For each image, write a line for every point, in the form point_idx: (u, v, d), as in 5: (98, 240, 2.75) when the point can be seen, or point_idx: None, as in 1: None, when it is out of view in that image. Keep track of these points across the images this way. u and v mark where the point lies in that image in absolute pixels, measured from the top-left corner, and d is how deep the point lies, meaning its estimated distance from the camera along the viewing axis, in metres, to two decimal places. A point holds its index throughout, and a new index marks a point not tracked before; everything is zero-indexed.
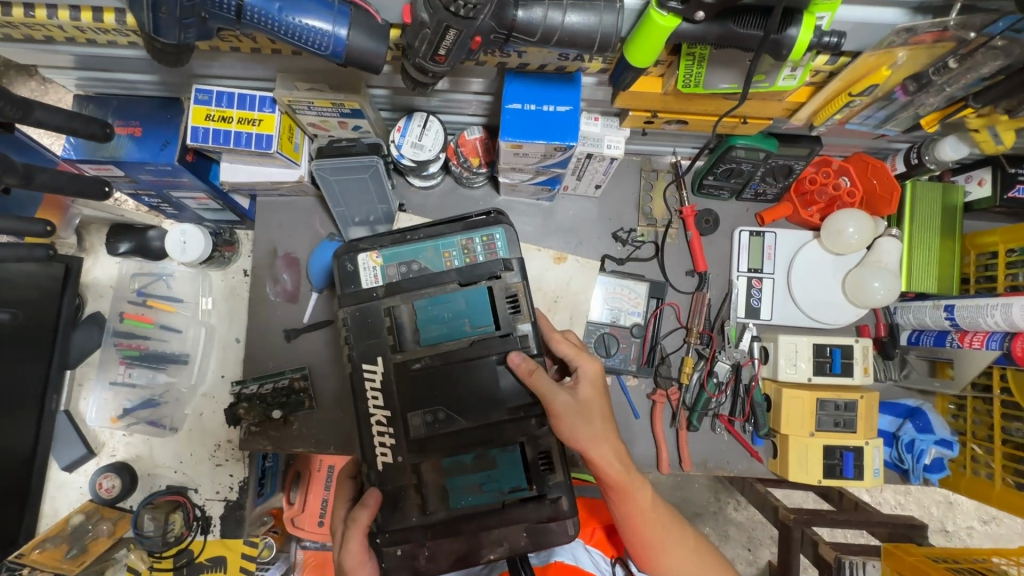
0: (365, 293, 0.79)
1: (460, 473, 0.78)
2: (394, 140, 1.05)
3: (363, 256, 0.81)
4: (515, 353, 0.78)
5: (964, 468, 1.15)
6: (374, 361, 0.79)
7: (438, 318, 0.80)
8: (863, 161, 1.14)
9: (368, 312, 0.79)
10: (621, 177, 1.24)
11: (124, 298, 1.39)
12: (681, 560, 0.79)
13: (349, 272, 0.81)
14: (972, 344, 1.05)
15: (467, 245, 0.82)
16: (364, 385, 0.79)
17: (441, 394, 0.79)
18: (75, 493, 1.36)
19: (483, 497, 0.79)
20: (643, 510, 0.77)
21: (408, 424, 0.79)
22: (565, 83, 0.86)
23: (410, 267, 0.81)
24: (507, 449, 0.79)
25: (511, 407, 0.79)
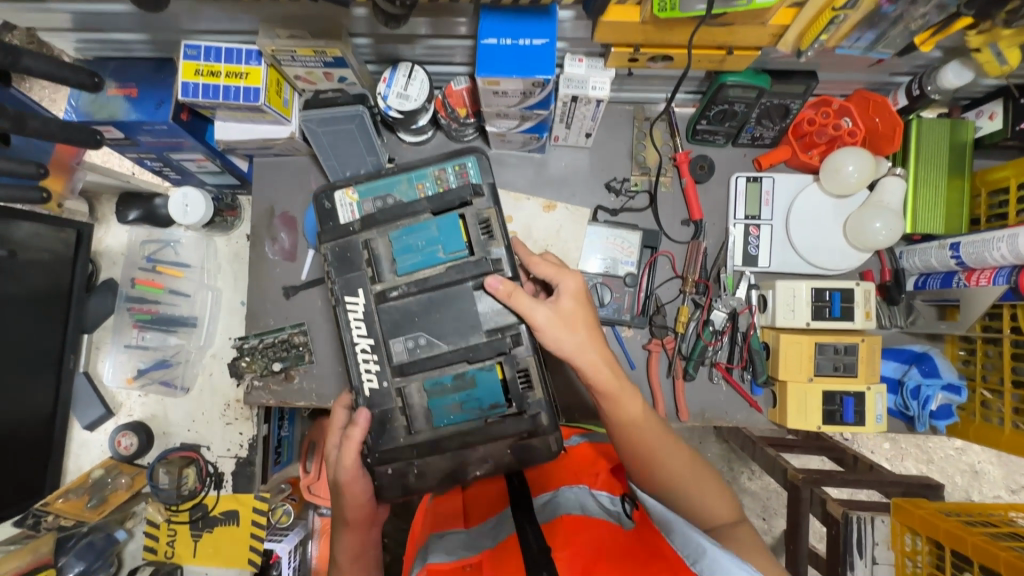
0: (342, 228, 0.85)
1: (441, 395, 0.84)
2: (380, 92, 1.06)
3: (339, 194, 0.86)
4: (492, 277, 0.81)
5: (974, 416, 1.11)
6: (355, 294, 0.85)
7: (412, 246, 0.84)
8: (864, 99, 1.09)
9: (346, 246, 0.85)
10: (614, 127, 1.22)
11: (135, 265, 1.45)
12: (674, 469, 0.84)
13: (328, 209, 0.86)
14: (978, 283, 1.02)
15: (440, 176, 0.86)
16: (348, 317, 0.85)
17: (420, 321, 0.84)
18: (97, 450, 1.44)
19: (464, 416, 0.84)
20: (634, 418, 0.82)
21: (391, 350, 0.85)
22: (541, 16, 0.86)
23: (385, 200, 0.86)
24: (484, 368, 0.84)
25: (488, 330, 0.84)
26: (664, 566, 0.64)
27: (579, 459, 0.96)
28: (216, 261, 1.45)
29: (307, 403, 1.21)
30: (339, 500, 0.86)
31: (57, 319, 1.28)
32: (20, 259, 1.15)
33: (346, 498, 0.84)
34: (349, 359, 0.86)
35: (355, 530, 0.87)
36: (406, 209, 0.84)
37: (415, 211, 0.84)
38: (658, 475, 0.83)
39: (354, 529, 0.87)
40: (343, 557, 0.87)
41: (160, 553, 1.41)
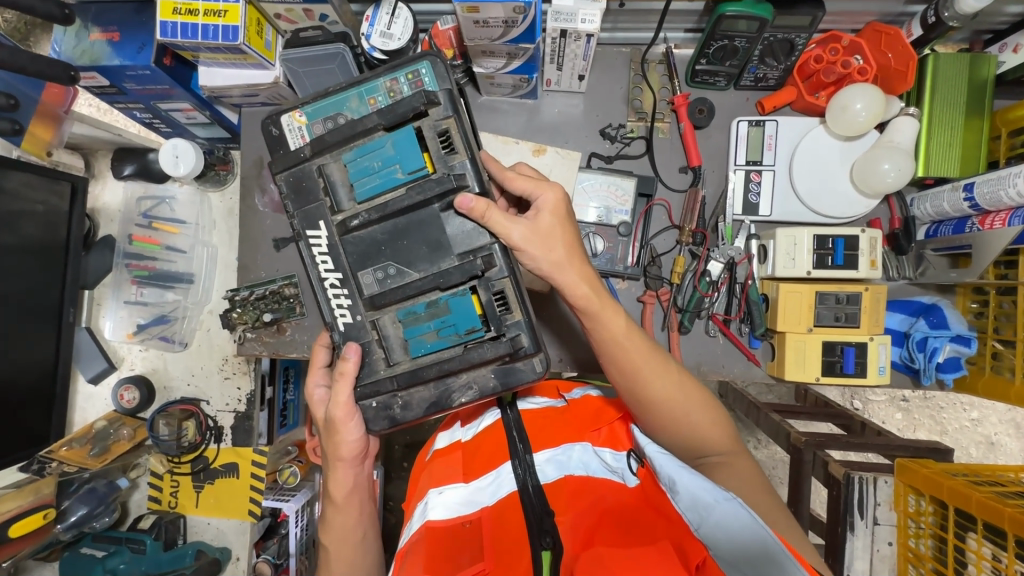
0: (294, 155, 0.85)
1: (416, 324, 0.85)
2: (363, 31, 1.02)
3: (287, 118, 0.86)
4: (465, 196, 0.79)
5: (984, 367, 1.06)
6: (317, 226, 0.86)
7: (368, 168, 0.83)
8: (876, 33, 1.02)
9: (301, 174, 0.85)
10: (609, 70, 1.17)
11: (132, 221, 1.44)
12: (665, 392, 0.82)
13: (278, 138, 0.87)
14: (992, 226, 0.96)
15: (393, 86, 0.85)
16: (314, 254, 0.86)
17: (387, 249, 0.85)
18: (101, 403, 1.47)
19: (442, 342, 0.85)
20: (619, 337, 0.82)
21: (361, 282, 0.86)
22: None
23: (336, 120, 0.86)
24: (457, 294, 0.83)
25: (458, 254, 0.84)
26: (665, 530, 0.72)
27: (582, 411, 0.96)
28: (211, 217, 1.45)
29: (299, 354, 1.21)
30: (330, 437, 0.85)
31: (55, 273, 1.29)
32: (12, 209, 1.16)
33: (338, 435, 0.84)
34: (321, 296, 0.87)
35: (346, 466, 0.86)
36: (357, 126, 0.84)
37: (367, 127, 0.83)
38: (648, 398, 0.82)
39: (346, 465, 0.85)
40: (336, 493, 0.86)
41: (164, 503, 1.45)
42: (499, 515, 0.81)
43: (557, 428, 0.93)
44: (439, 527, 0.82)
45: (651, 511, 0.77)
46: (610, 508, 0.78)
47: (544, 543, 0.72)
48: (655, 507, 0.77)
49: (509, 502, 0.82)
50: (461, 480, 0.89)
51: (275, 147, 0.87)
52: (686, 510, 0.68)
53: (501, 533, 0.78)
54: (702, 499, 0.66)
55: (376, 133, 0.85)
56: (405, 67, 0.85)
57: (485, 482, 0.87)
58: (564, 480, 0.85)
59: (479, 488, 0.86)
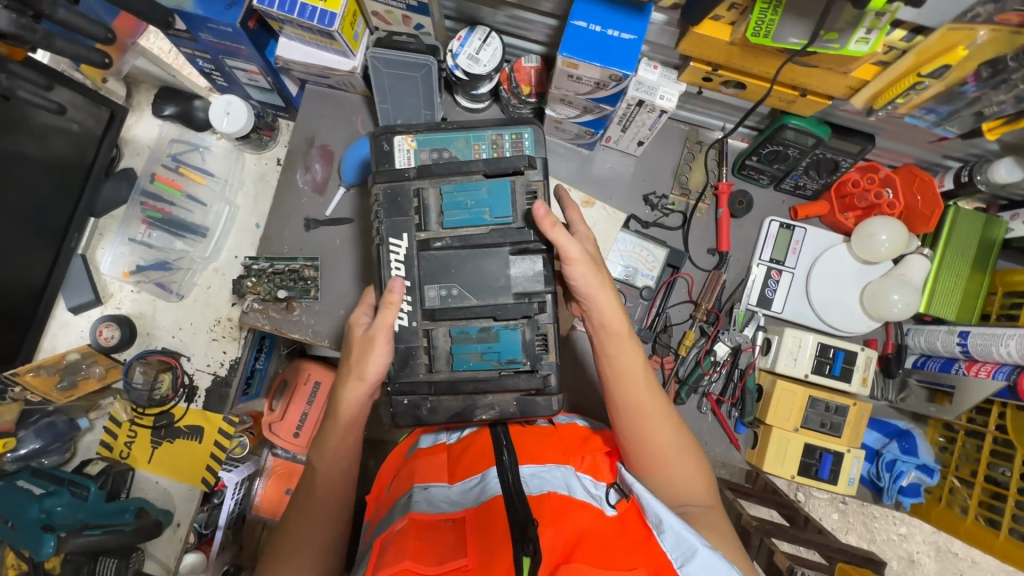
0: (398, 172, 0.86)
1: (464, 342, 0.86)
2: (452, 49, 1.06)
3: (399, 138, 0.87)
4: (538, 206, 0.81)
5: (939, 499, 1.15)
6: (400, 237, 0.87)
7: (460, 203, 0.86)
8: (911, 173, 1.12)
9: (399, 190, 0.87)
10: (663, 142, 1.23)
11: (158, 162, 1.41)
12: (659, 435, 0.88)
13: (386, 152, 0.88)
14: (977, 373, 1.04)
15: (497, 140, 0.88)
16: (389, 257, 0.87)
17: (455, 273, 0.87)
18: (75, 334, 1.40)
19: (482, 365, 0.86)
20: (635, 370, 0.89)
21: (425, 296, 0.87)
22: (634, 13, 0.84)
23: (442, 154, 0.88)
24: (509, 326, 0.86)
25: (516, 294, 0.87)
26: (643, 558, 0.74)
27: (569, 439, 0.99)
28: (241, 177, 1.44)
29: (302, 337, 1.20)
30: (359, 353, 0.84)
31: (69, 194, 1.26)
32: (46, 123, 1.12)
33: (368, 357, 0.83)
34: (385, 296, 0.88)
35: (360, 390, 0.86)
36: (461, 166, 0.86)
37: (469, 170, 0.86)
38: (642, 438, 0.87)
39: (360, 387, 0.85)
40: (345, 413, 0.88)
41: (115, 452, 1.39)
42: (481, 516, 0.81)
43: (543, 450, 0.95)
44: (423, 521, 0.82)
45: (625, 541, 0.77)
46: (586, 530, 0.78)
47: (526, 549, 0.72)
48: (632, 541, 0.77)
49: (493, 504, 0.82)
50: (447, 480, 0.92)
51: (377, 158, 0.88)
52: (670, 549, 0.73)
53: (484, 534, 0.78)
54: (687, 539, 0.73)
55: (474, 176, 0.87)
56: (512, 126, 0.89)
57: (470, 484, 0.89)
58: (545, 495, 0.83)
59: (465, 491, 0.88)
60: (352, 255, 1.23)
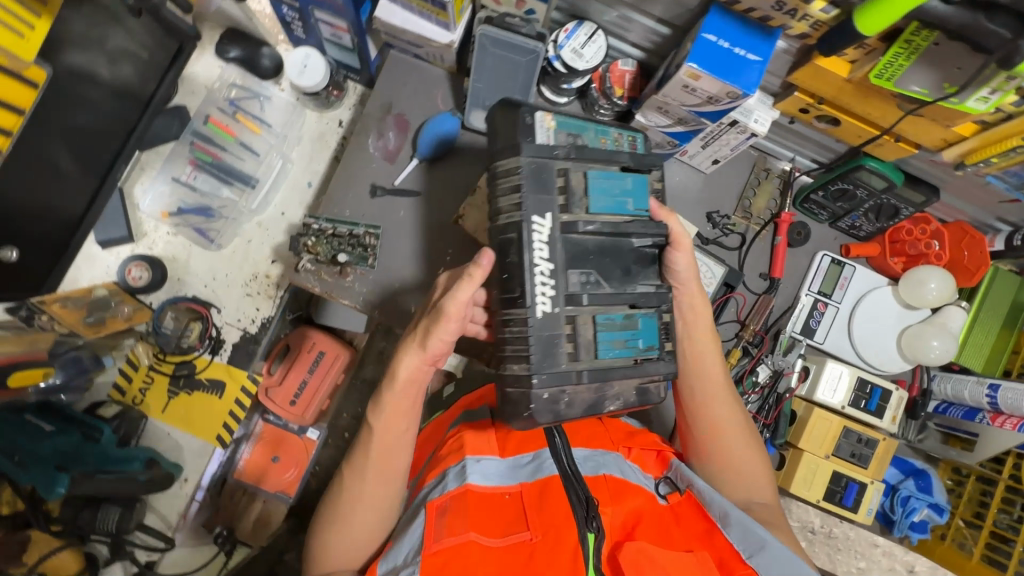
0: (546, 149, 0.81)
1: (609, 329, 0.82)
2: (557, 39, 1.05)
3: (541, 114, 0.83)
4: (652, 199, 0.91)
5: (945, 538, 1.22)
6: (544, 215, 0.80)
7: (607, 190, 0.84)
8: (961, 231, 1.17)
9: (544, 167, 0.81)
10: (735, 164, 1.25)
11: (214, 104, 1.35)
12: (728, 420, 0.97)
13: (528, 125, 0.82)
14: (1002, 425, 1.11)
15: (622, 138, 0.90)
16: (532, 237, 0.79)
17: (596, 258, 0.83)
18: (100, 269, 1.32)
19: (625, 353, 0.83)
20: (705, 358, 0.97)
21: (569, 281, 0.81)
22: (762, 36, 0.86)
23: (577, 139, 0.86)
24: (648, 314, 0.86)
25: (640, 284, 0.87)
26: (703, 544, 0.82)
27: (613, 429, 1.01)
28: (299, 133, 1.40)
29: (352, 305, 1.17)
30: (429, 322, 0.85)
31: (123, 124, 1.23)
32: (120, 45, 1.10)
33: (436, 327, 0.83)
34: (528, 278, 0.79)
35: (418, 359, 0.86)
36: (605, 153, 0.85)
37: (615, 158, 0.86)
38: (713, 424, 0.96)
39: (424, 357, 0.86)
40: (401, 376, 0.87)
41: (128, 396, 1.33)
42: (540, 494, 0.84)
43: (594, 436, 0.98)
44: (477, 493, 0.85)
45: (681, 528, 0.85)
46: (642, 510, 0.86)
47: (589, 527, 0.77)
48: (684, 530, 0.85)
49: (551, 482, 0.84)
50: (497, 454, 0.92)
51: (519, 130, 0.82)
52: (735, 542, 0.81)
53: (545, 513, 0.81)
54: (755, 533, 0.80)
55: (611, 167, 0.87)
56: (628, 129, 0.92)
57: (521, 461, 0.91)
58: (601, 478, 0.87)
59: (517, 466, 0.90)
60: (413, 229, 1.20)
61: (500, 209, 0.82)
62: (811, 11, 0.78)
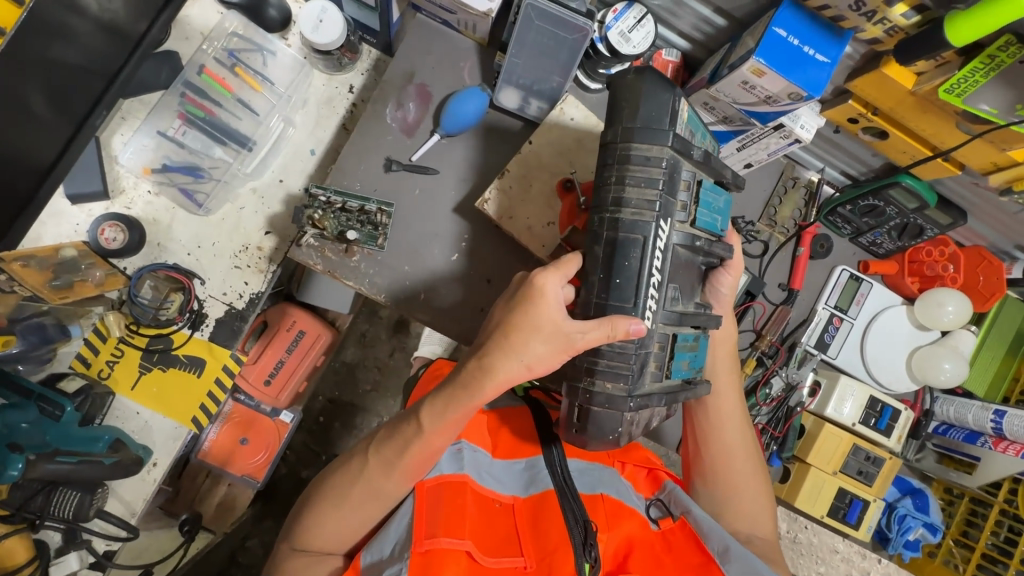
0: (685, 144, 0.72)
1: (682, 350, 0.78)
2: (605, 19, 0.98)
3: (683, 101, 0.73)
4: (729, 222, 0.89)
5: (934, 557, 1.24)
6: (666, 222, 0.72)
7: (713, 204, 0.77)
8: (978, 255, 1.18)
9: (676, 167, 0.72)
10: (763, 170, 1.22)
11: (209, 53, 1.21)
12: (735, 442, 0.93)
13: (674, 112, 0.71)
14: (1004, 451, 1.13)
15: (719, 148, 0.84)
16: (655, 244, 0.71)
17: (679, 274, 0.78)
18: (68, 227, 1.19)
19: (689, 374, 0.81)
20: (724, 375, 0.94)
21: (664, 295, 0.75)
22: (833, 37, 0.82)
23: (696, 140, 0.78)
24: (710, 334, 0.84)
25: (698, 302, 0.83)
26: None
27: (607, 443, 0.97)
28: (304, 95, 1.28)
29: (357, 287, 1.08)
30: (547, 348, 0.71)
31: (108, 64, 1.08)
32: None
33: (555, 358, 0.72)
34: (638, 288, 0.71)
35: (513, 377, 0.74)
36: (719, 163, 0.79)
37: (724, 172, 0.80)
38: (722, 445, 0.93)
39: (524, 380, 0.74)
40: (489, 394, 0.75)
41: (93, 370, 1.19)
42: (535, 509, 0.79)
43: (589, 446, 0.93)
44: (476, 490, 0.80)
45: (673, 558, 0.78)
46: (635, 536, 0.79)
47: (588, 555, 0.72)
48: (676, 560, 0.78)
49: (545, 497, 0.79)
50: (488, 452, 0.86)
51: (667, 115, 0.71)
52: None
53: (538, 530, 0.76)
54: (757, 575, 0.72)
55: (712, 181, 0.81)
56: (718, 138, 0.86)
57: (516, 467, 0.86)
58: (598, 497, 0.81)
59: (512, 472, 0.85)
60: (429, 210, 1.11)
61: (625, 200, 0.71)
62: (891, 14, 0.74)
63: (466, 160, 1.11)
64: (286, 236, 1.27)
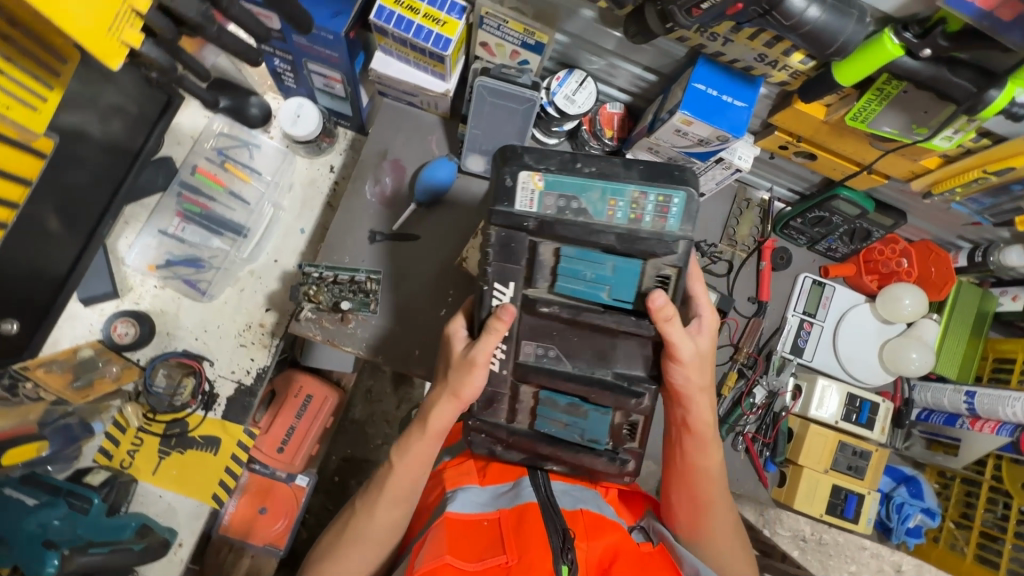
0: (517, 219, 0.77)
1: (550, 408, 0.86)
2: (550, 86, 1.10)
3: (526, 175, 0.76)
4: (657, 294, 0.76)
5: (939, 541, 1.30)
6: (506, 285, 0.81)
7: (580, 274, 0.78)
8: (927, 249, 1.26)
9: (513, 239, 0.78)
10: (717, 196, 1.32)
11: (201, 153, 1.34)
12: (720, 505, 0.92)
13: (508, 190, 0.77)
14: (981, 429, 1.19)
15: (638, 199, 0.75)
16: (491, 303, 0.82)
17: (557, 335, 0.84)
18: (83, 328, 1.27)
19: (565, 435, 0.87)
20: (706, 465, 0.91)
21: (521, 349, 0.85)
22: (746, 83, 0.93)
23: (571, 202, 0.76)
24: (601, 410, 0.85)
25: (615, 372, 0.84)
26: None
27: None
28: (290, 180, 1.39)
29: (355, 351, 1.16)
30: (458, 372, 0.84)
31: (111, 177, 1.20)
32: (111, 103, 1.07)
33: (469, 377, 0.83)
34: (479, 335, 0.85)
35: (452, 407, 0.86)
36: (590, 229, 0.76)
37: (600, 238, 0.76)
38: (697, 527, 0.92)
39: (454, 405, 0.85)
40: (433, 423, 0.86)
41: (115, 461, 1.26)
42: (518, 519, 0.80)
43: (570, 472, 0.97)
44: (456, 519, 0.81)
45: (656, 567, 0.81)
46: (618, 547, 0.80)
47: (565, 558, 0.75)
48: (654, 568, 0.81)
49: (529, 509, 0.81)
50: (477, 483, 0.91)
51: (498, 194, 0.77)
52: None
53: (520, 541, 0.76)
54: None
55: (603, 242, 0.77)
56: (659, 186, 0.75)
57: (501, 490, 0.88)
58: (578, 512, 0.84)
59: (497, 495, 0.87)
60: (413, 274, 1.19)
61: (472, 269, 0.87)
62: (790, 62, 0.85)
63: (443, 222, 1.21)
64: (286, 310, 1.36)
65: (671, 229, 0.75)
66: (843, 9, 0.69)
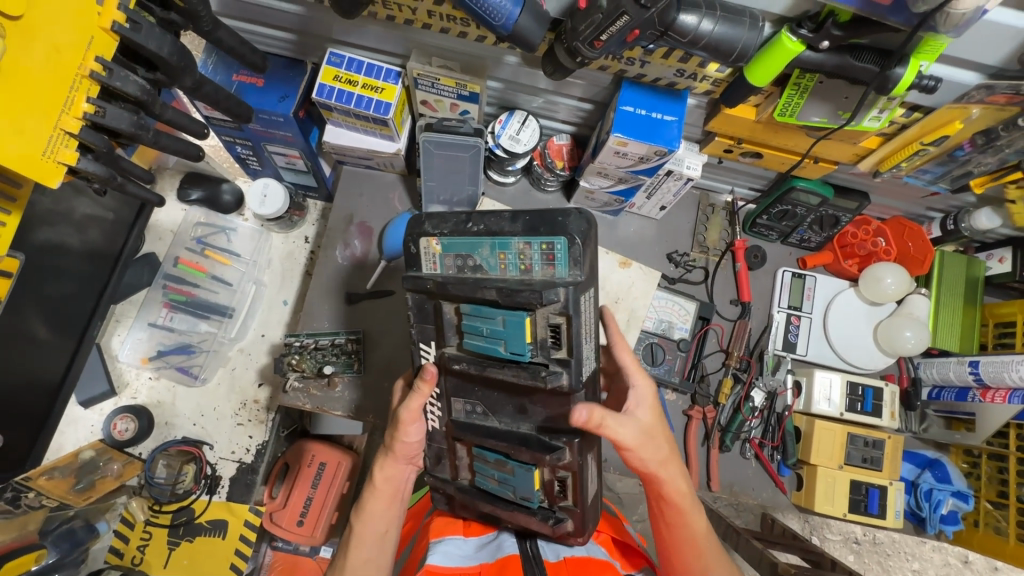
0: (421, 279, 0.81)
1: (484, 464, 0.85)
2: (494, 130, 1.14)
3: (426, 242, 0.81)
4: (580, 409, 0.73)
5: (978, 524, 1.22)
6: (429, 343, 0.86)
7: (477, 329, 0.77)
8: (901, 225, 1.25)
9: (423, 300, 0.83)
10: (681, 206, 1.33)
11: (181, 245, 1.39)
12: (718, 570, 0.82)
13: (416, 255, 0.82)
14: (993, 400, 1.14)
15: (524, 250, 0.73)
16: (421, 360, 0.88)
17: (479, 392, 0.84)
18: (85, 430, 1.31)
19: (500, 492, 0.85)
20: (694, 539, 0.82)
21: (454, 406, 0.86)
22: (673, 98, 0.97)
23: (466, 261, 0.78)
24: (524, 466, 0.81)
25: (540, 425, 0.81)
26: None
27: None
28: (268, 256, 1.44)
29: (343, 414, 1.16)
30: (391, 431, 0.88)
31: (95, 283, 1.26)
32: (87, 213, 1.16)
33: (401, 433, 0.87)
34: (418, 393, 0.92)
35: (393, 463, 0.90)
36: (479, 285, 0.76)
37: (486, 291, 0.75)
38: None
39: (396, 461, 0.89)
40: (380, 480, 0.90)
41: (126, 558, 1.28)
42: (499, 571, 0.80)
43: None
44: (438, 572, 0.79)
45: None
46: None
47: None
48: None
49: (509, 562, 0.82)
50: (461, 535, 0.92)
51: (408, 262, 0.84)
52: None
53: None
54: None
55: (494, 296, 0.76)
56: (542, 234, 0.72)
57: (484, 542, 0.91)
58: (563, 561, 0.83)
59: (480, 547, 0.89)
60: (393, 331, 1.21)
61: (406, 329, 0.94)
62: (708, 72, 0.88)
63: None
64: (278, 383, 1.38)
65: (560, 276, 0.72)
66: (734, 18, 0.73)
